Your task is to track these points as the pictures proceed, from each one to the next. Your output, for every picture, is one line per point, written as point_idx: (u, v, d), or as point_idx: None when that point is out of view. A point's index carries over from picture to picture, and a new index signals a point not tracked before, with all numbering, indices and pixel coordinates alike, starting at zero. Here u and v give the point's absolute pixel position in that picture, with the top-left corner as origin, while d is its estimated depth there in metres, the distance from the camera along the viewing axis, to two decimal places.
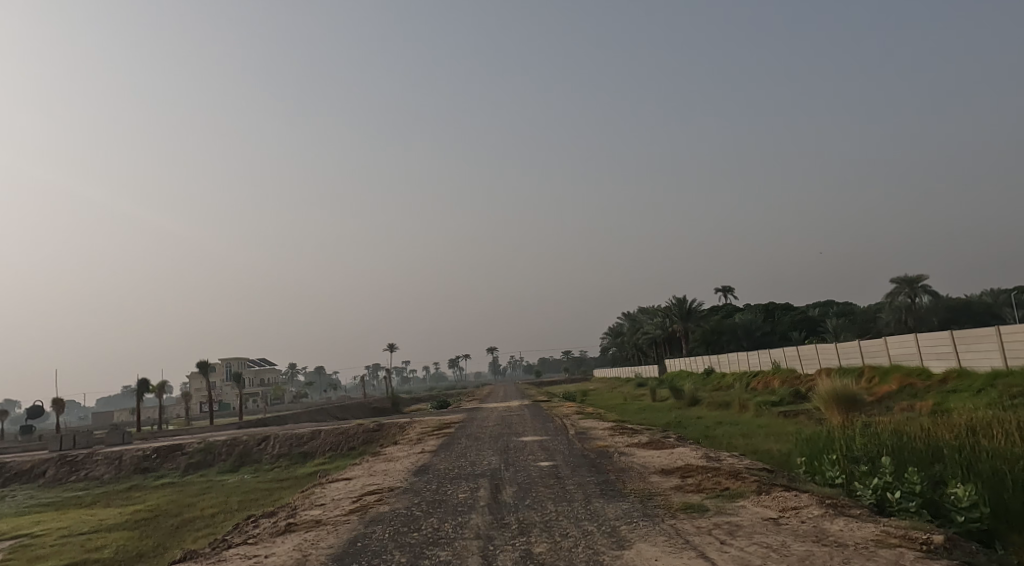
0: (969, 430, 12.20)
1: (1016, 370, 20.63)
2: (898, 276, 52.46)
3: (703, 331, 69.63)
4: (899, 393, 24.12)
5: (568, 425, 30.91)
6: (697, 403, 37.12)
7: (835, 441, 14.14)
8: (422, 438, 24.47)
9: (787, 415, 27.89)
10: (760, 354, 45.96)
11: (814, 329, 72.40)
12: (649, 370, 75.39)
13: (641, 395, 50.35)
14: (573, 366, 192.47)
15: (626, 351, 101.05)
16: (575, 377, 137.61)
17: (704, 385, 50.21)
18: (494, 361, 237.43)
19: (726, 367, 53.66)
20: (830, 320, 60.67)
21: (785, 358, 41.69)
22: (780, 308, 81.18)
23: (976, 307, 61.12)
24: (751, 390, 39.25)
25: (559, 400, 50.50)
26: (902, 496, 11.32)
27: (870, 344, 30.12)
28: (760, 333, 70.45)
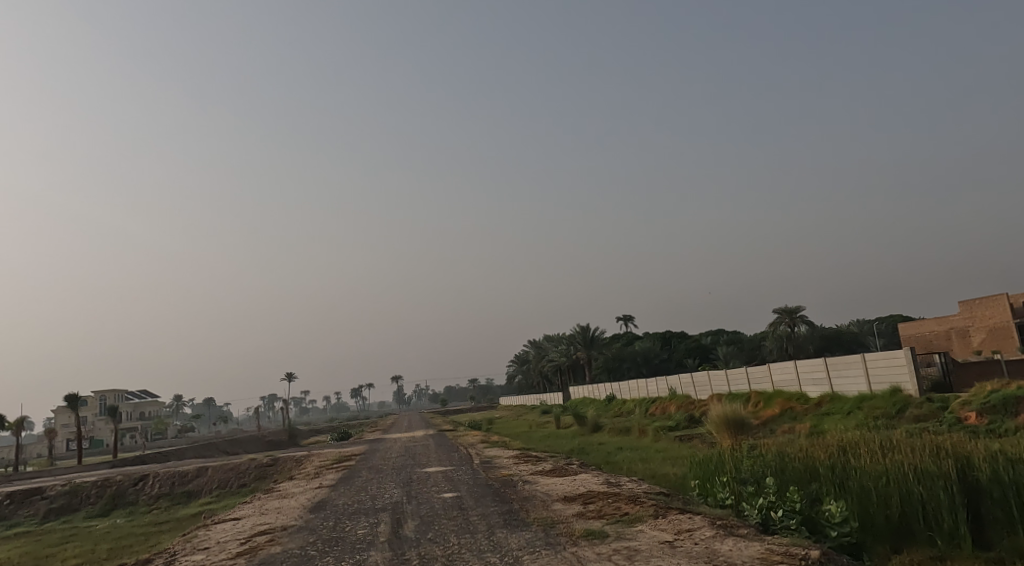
0: (840, 448, 13.17)
1: (879, 393, 22.48)
2: (780, 307, 55.85)
3: (605, 358, 71.51)
4: (781, 416, 25.74)
5: (472, 454, 30.94)
6: (599, 429, 38.01)
7: (725, 463, 14.89)
8: (321, 472, 23.85)
9: (682, 439, 29.08)
10: (657, 380, 47.69)
11: (707, 356, 75.90)
12: (553, 397, 76.48)
13: (544, 423, 50.99)
14: (478, 394, 192.06)
15: (531, 378, 102.16)
16: (479, 404, 137.44)
17: (605, 412, 51.52)
18: (398, 390, 233.85)
19: (626, 394, 55.24)
20: (721, 347, 63.79)
21: (680, 385, 43.45)
22: (676, 336, 84.61)
23: (845, 335, 66.12)
24: (649, 415, 40.67)
25: (463, 429, 50.35)
26: (784, 515, 12.11)
27: (755, 370, 31.92)
28: (658, 360, 73.06)
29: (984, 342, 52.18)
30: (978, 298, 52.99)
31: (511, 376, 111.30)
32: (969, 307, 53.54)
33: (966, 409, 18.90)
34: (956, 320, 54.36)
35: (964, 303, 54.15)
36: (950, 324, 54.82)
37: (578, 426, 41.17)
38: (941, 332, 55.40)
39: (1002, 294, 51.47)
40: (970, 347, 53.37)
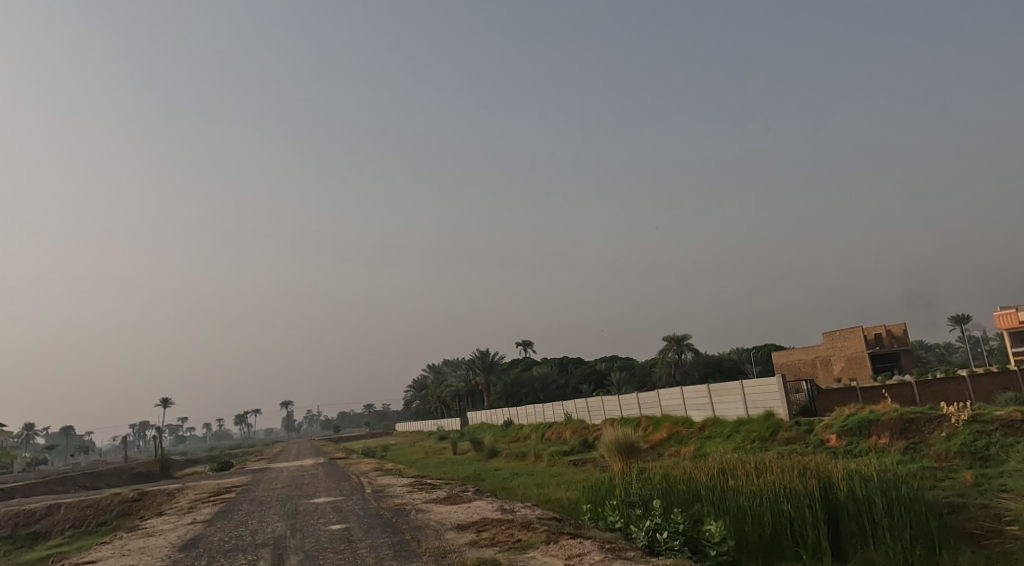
0: (721, 469, 13.56)
1: (756, 417, 23.67)
2: (669, 335, 58.21)
3: (504, 384, 71.93)
4: (668, 439, 26.60)
5: (364, 483, 30.07)
6: (495, 455, 37.93)
7: (615, 487, 14.94)
8: (195, 507, 22.34)
9: (576, 464, 29.47)
10: (553, 405, 48.24)
11: (601, 381, 77.84)
12: (450, 423, 75.80)
13: (440, 449, 50.30)
14: (374, 421, 187.70)
15: (429, 403, 100.99)
16: (374, 431, 134.21)
17: (502, 438, 51.53)
18: (287, 416, 224.97)
19: (523, 419, 55.54)
20: (614, 373, 65.72)
21: (575, 409, 44.19)
22: (572, 363, 86.29)
23: (726, 363, 69.74)
24: (545, 441, 40.98)
25: (356, 456, 48.88)
26: (669, 535, 12.16)
27: (644, 396, 32.92)
28: (555, 386, 73.95)
29: (843, 371, 56.32)
30: (838, 329, 57.26)
31: (409, 402, 109.65)
32: (831, 337, 57.69)
33: (828, 431, 20.25)
34: (821, 349, 58.37)
35: (828, 333, 58.33)
36: (815, 353, 58.72)
37: (475, 452, 40.93)
38: (808, 360, 59.13)
39: (858, 327, 55.86)
40: (830, 375, 57.39)
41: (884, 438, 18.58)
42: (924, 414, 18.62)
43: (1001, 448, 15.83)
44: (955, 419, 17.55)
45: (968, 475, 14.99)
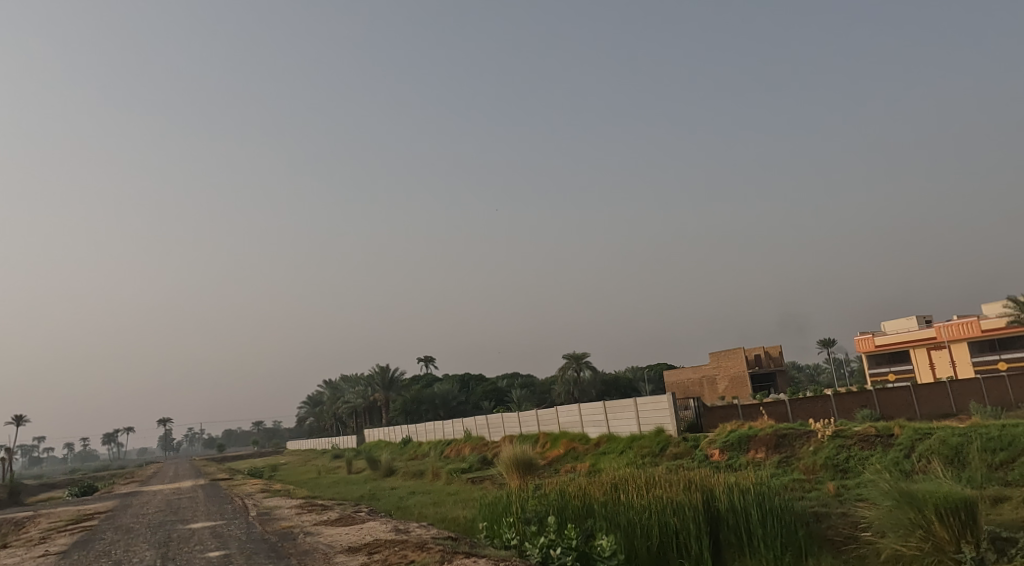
0: (614, 484, 13.63)
1: (648, 432, 24.19)
2: (569, 352, 59.12)
3: (404, 400, 70.92)
4: (564, 456, 26.77)
5: (249, 505, 28.53)
6: (391, 473, 37.01)
7: (511, 505, 14.74)
8: (47, 538, 20.35)
9: (474, 481, 29.16)
10: (452, 422, 47.70)
11: (503, 398, 78.08)
12: (345, 442, 73.65)
13: (332, 469, 48.57)
14: (262, 439, 179.68)
15: (323, 420, 97.90)
16: (261, 450, 128.31)
17: (398, 456, 50.40)
18: (165, 435, 211.49)
19: (421, 436, 54.60)
20: (514, 391, 66.08)
21: (474, 426, 43.85)
22: (474, 379, 86.02)
23: (622, 381, 71.50)
24: (444, 458, 40.41)
25: (241, 477, 46.41)
26: (561, 552, 12.07)
27: (542, 413, 33.01)
28: (456, 402, 73.41)
29: (727, 389, 58.88)
30: (723, 350, 59.86)
31: (302, 419, 105.75)
32: (716, 357, 60.19)
33: (712, 446, 20.94)
34: (707, 368, 60.80)
35: (714, 353, 60.88)
36: (703, 372, 61.10)
37: (370, 470, 39.79)
38: (696, 379, 61.45)
39: (741, 348, 58.64)
40: (716, 393, 59.87)
41: (761, 453, 19.41)
42: (794, 430, 19.63)
43: (859, 460, 16.92)
44: (821, 434, 18.62)
45: (831, 486, 15.88)
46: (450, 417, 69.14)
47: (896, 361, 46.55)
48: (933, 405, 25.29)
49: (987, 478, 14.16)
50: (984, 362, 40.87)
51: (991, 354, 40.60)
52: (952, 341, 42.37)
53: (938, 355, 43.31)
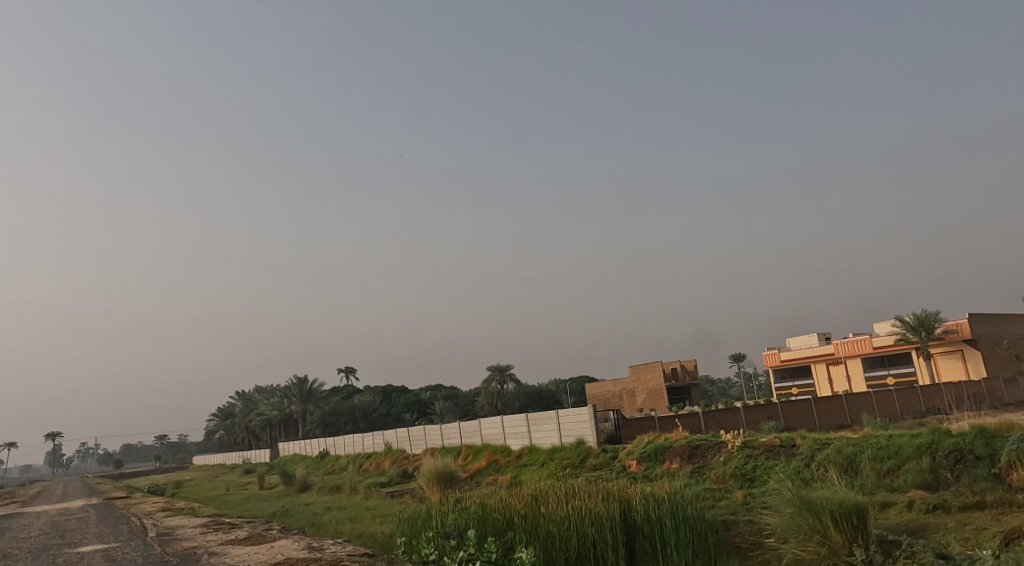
0: (534, 497, 14.03)
1: (569, 445, 24.82)
2: (493, 365, 59.63)
3: (322, 412, 68.85)
4: (486, 468, 27.07)
5: (148, 525, 27.43)
6: (307, 488, 36.32)
7: (431, 519, 14.91)
8: None
9: (393, 495, 29.06)
10: (372, 435, 47.17)
11: (425, 411, 77.76)
12: (258, 456, 71.42)
13: (245, 485, 47.06)
14: (165, 455, 171.31)
15: (235, 433, 94.59)
16: (165, 465, 122.47)
17: (315, 471, 49.38)
18: (54, 450, 198.04)
19: (340, 450, 53.69)
20: (437, 402, 65.90)
21: (395, 439, 43.50)
22: (396, 391, 85.25)
23: (544, 393, 72.48)
24: (363, 472, 39.96)
25: (141, 495, 44.36)
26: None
27: (465, 425, 33.16)
28: (376, 414, 72.53)
29: (645, 402, 60.67)
30: (642, 363, 61.68)
31: (211, 433, 101.78)
32: (635, 370, 61.93)
33: (630, 457, 21.77)
34: (627, 381, 62.44)
35: (633, 367, 62.61)
36: (622, 385, 62.71)
37: (285, 485, 38.87)
38: (616, 391, 63.01)
39: (658, 362, 60.62)
40: (634, 406, 61.58)
41: (675, 463, 20.32)
42: (707, 441, 20.64)
43: (764, 470, 18.01)
44: (731, 445, 19.67)
45: (738, 495, 16.84)
46: (371, 430, 68.27)
47: (799, 375, 49.23)
48: (830, 416, 27.06)
49: (876, 485, 15.39)
50: (874, 377, 43.96)
51: (882, 370, 43.67)
52: (848, 357, 45.27)
53: (835, 370, 46.17)
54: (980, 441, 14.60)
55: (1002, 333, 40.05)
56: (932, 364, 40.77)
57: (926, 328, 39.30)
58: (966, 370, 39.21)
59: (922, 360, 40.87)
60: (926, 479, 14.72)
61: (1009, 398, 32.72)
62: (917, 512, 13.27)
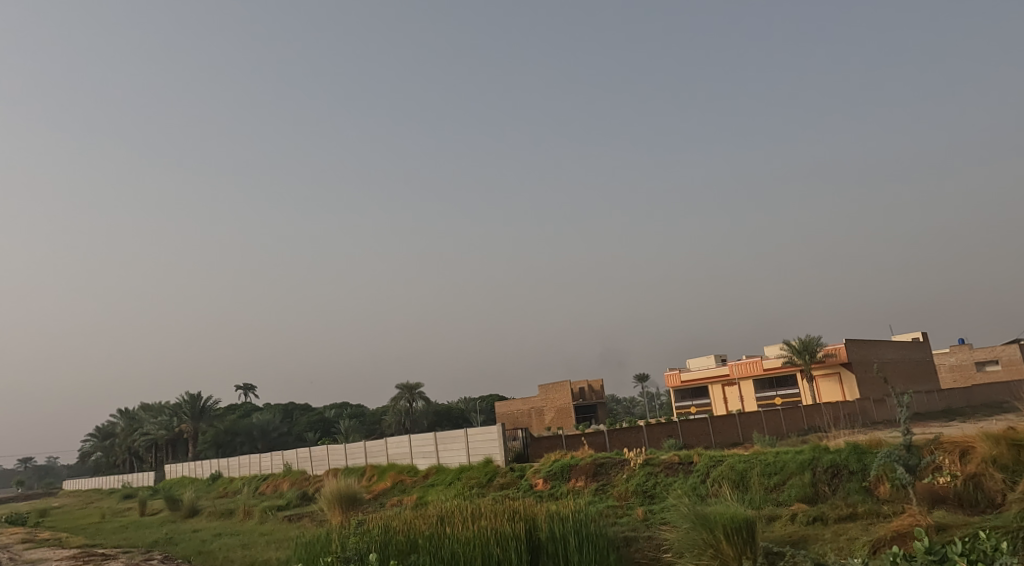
0: (439, 518, 14.08)
1: (476, 464, 25.00)
2: (402, 383, 59.30)
3: (215, 432, 66.02)
4: (392, 489, 26.76)
5: (6, 560, 25.42)
6: (195, 514, 34.73)
7: (330, 543, 14.66)
8: None
9: (290, 519, 28.31)
10: (270, 455, 45.62)
11: (328, 430, 76.35)
12: (140, 479, 67.38)
13: (124, 511, 44.27)
14: (34, 479, 158.23)
15: (114, 455, 88.98)
16: (32, 492, 113.10)
17: (206, 494, 47.14)
18: None
19: (233, 472, 51.58)
20: (342, 421, 64.57)
21: (295, 460, 42.32)
22: (298, 409, 82.99)
23: (453, 412, 72.48)
24: (259, 495, 38.68)
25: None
26: None
27: (370, 444, 32.64)
28: (276, 433, 69.60)
29: (553, 420, 61.67)
30: (551, 382, 62.69)
31: (88, 454, 95.19)
32: (544, 389, 62.84)
33: (537, 476, 22.24)
34: (536, 400, 63.25)
35: (542, 386, 63.53)
36: (531, 404, 63.48)
37: (169, 511, 37.02)
38: (525, 410, 63.72)
39: (567, 381, 61.81)
40: (542, 424, 62.50)
41: (580, 481, 20.89)
42: (611, 459, 21.34)
43: (664, 486, 18.83)
44: (634, 462, 20.43)
45: (639, 512, 17.54)
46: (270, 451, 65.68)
47: (697, 395, 51.41)
48: (725, 434, 28.50)
49: (764, 499, 16.41)
50: (764, 398, 46.56)
51: (771, 391, 46.34)
52: (742, 378, 47.71)
53: (729, 390, 48.54)
54: (855, 457, 15.89)
55: (874, 358, 43.40)
56: (814, 385, 43.60)
57: (809, 352, 42.01)
58: (843, 392, 42.18)
59: (805, 382, 43.62)
60: (808, 493, 15.86)
61: (879, 417, 35.50)
62: (800, 524, 14.28)
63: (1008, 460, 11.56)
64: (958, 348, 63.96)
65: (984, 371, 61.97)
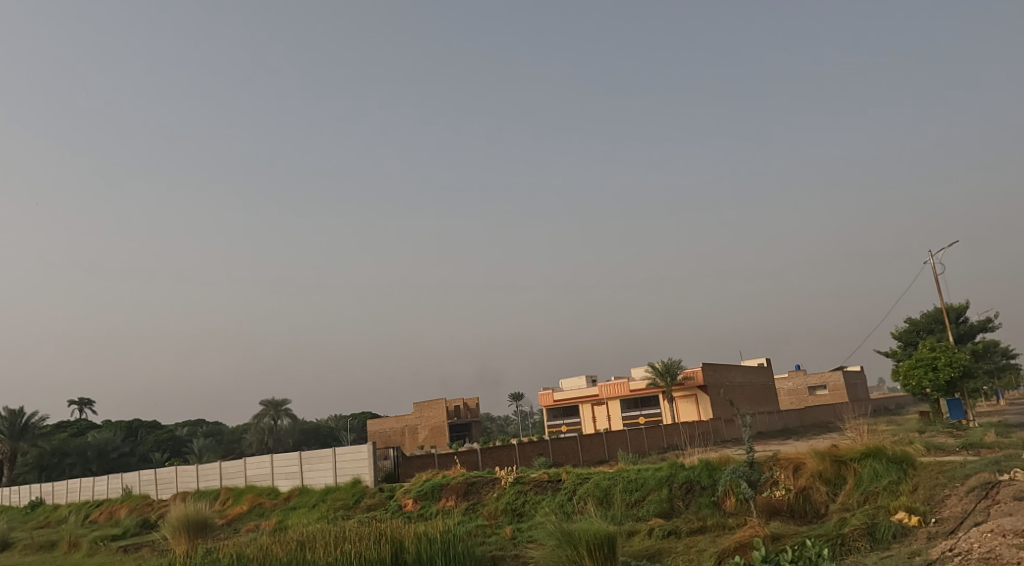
0: (299, 544, 13.57)
1: (343, 485, 24.36)
2: (268, 399, 57.41)
3: (40, 452, 59.93)
4: (248, 513, 25.46)
5: None
6: (10, 548, 31.30)
7: None
8: None
9: (127, 550, 26.22)
10: (107, 479, 42.09)
11: (178, 450, 71.78)
12: None
13: None
14: None
15: None
16: None
17: (23, 524, 42.58)
18: None
19: (58, 498, 46.95)
20: (196, 440, 60.94)
21: (136, 483, 39.30)
22: (144, 427, 77.30)
23: (320, 431, 70.46)
24: (90, 524, 35.51)
25: None
26: None
27: (226, 466, 30.94)
28: (115, 454, 64.54)
29: (426, 439, 61.19)
30: (426, 400, 62.23)
31: None
32: (418, 407, 62.24)
33: (406, 496, 21.99)
34: (409, 418, 62.54)
35: (416, 404, 62.89)
36: (404, 422, 62.67)
37: None
38: (398, 428, 62.79)
39: (442, 399, 61.61)
40: (415, 443, 61.82)
41: (451, 500, 20.83)
42: (482, 477, 21.44)
43: (533, 504, 19.15)
44: (505, 481, 20.66)
45: (507, 530, 17.74)
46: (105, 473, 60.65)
47: (567, 414, 52.72)
48: (592, 452, 29.44)
49: (625, 515, 17.06)
50: (629, 417, 48.57)
51: (636, 411, 48.45)
52: (610, 398, 49.52)
53: (598, 410, 50.22)
54: (706, 473, 16.91)
55: (726, 381, 46.47)
56: (674, 406, 45.98)
57: (671, 374, 44.36)
58: (698, 412, 44.84)
59: (666, 402, 45.92)
60: (664, 508, 16.68)
61: (728, 436, 38.01)
62: (655, 538, 14.98)
63: (832, 473, 12.72)
64: (795, 373, 69.67)
65: (815, 395, 67.89)
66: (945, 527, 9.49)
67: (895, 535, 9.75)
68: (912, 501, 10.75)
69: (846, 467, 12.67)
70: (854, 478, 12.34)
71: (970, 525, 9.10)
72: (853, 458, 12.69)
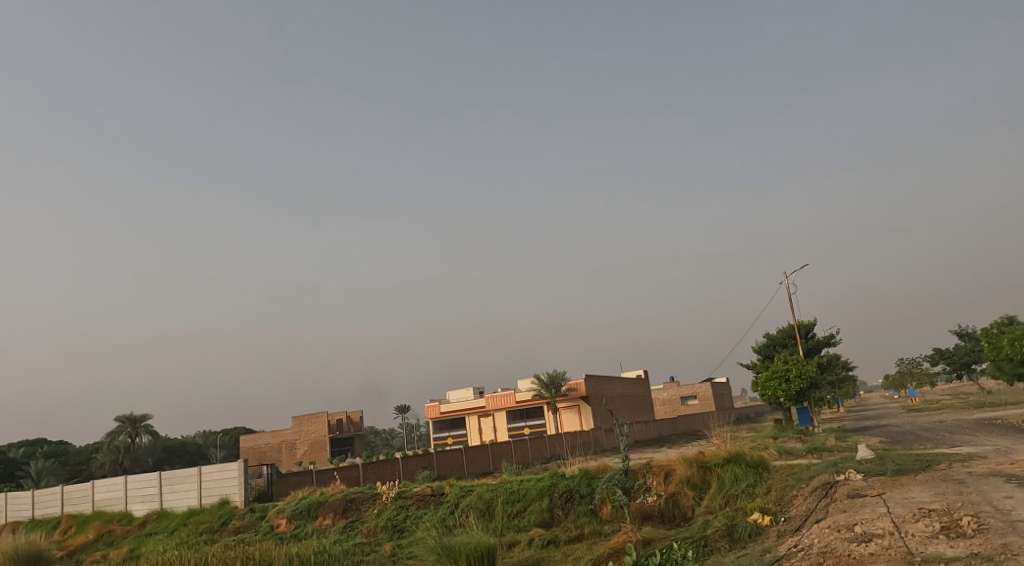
0: None
1: (208, 507, 22.89)
2: (123, 415, 53.39)
3: None
4: (94, 542, 23.30)
5: None
6: None
7: None
8: None
9: None
10: None
11: (13, 473, 65.13)
12: None
13: None
14: None
15: None
16: None
17: None
18: None
19: None
20: (35, 462, 55.51)
21: None
22: None
23: (186, 448, 66.26)
24: None
25: None
26: None
27: (69, 490, 28.31)
28: None
29: (305, 454, 58.86)
30: (306, 414, 59.93)
31: None
32: (298, 421, 59.86)
33: (280, 516, 20.92)
34: (287, 434, 60.01)
35: (295, 418, 60.44)
36: (282, 437, 60.06)
37: None
38: (274, 444, 60.04)
39: (324, 412, 59.59)
40: (293, 459, 59.31)
41: (328, 518, 19.99)
42: (362, 494, 20.74)
43: (414, 519, 18.71)
44: (386, 496, 20.10)
45: (387, 547, 17.20)
46: None
47: (453, 426, 52.29)
48: (477, 464, 29.28)
49: (506, 527, 16.98)
50: (514, 428, 48.92)
51: (521, 422, 48.86)
52: (496, 410, 49.64)
53: (484, 422, 50.18)
54: (585, 482, 17.15)
55: (607, 392, 47.76)
56: (557, 417, 46.70)
57: (555, 386, 44.95)
58: (580, 423, 45.90)
59: (550, 413, 46.59)
60: (544, 518, 16.73)
61: (608, 445, 39.03)
62: (535, 548, 14.95)
63: (698, 479, 13.17)
64: (669, 385, 72.69)
65: (687, 405, 71.10)
66: (792, 525, 9.98)
67: (750, 535, 10.17)
68: (765, 502, 11.29)
69: (710, 472, 13.16)
70: (717, 483, 12.82)
71: (812, 522, 9.61)
72: (716, 463, 13.19)
